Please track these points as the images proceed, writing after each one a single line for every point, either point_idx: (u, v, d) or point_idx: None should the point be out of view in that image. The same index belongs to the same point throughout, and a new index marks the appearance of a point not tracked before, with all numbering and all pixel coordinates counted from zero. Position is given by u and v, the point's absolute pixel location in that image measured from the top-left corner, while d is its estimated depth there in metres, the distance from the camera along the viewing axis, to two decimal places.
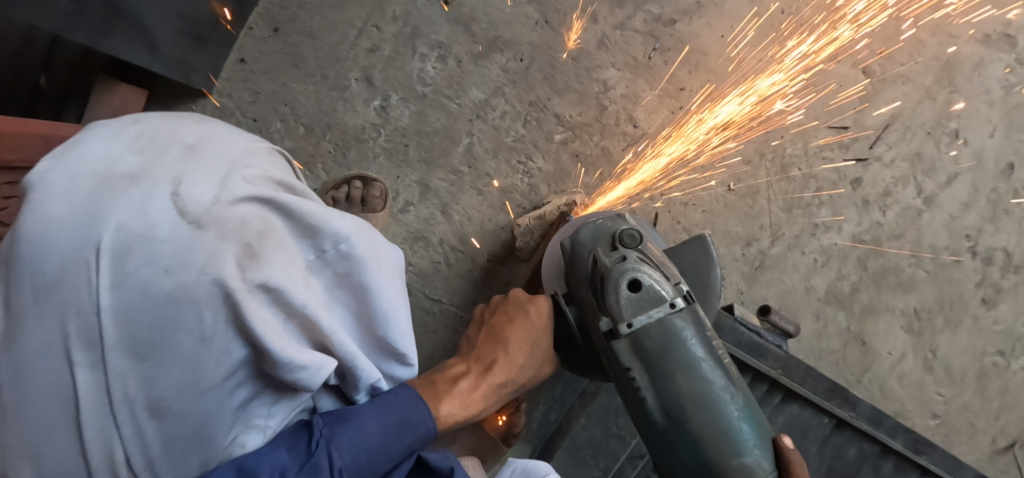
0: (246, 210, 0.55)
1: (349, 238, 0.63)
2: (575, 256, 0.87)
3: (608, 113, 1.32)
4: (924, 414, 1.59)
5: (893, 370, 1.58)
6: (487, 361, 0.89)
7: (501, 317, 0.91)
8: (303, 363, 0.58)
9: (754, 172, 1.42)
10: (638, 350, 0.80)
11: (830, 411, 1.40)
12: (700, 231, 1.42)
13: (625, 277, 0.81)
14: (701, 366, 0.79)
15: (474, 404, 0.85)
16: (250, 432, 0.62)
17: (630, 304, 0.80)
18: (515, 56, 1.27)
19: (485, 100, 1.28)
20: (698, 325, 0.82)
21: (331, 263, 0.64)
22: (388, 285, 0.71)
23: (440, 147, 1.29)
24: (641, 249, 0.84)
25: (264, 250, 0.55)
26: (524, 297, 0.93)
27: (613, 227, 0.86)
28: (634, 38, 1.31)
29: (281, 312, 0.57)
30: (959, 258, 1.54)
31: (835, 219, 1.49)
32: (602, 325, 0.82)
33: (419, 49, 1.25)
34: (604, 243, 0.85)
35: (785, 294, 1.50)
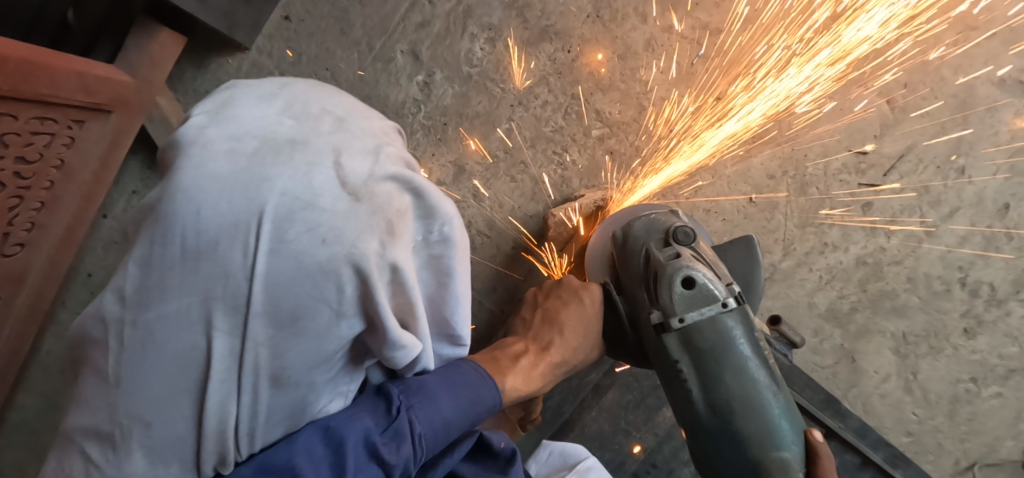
0: (388, 187, 0.68)
1: (452, 222, 0.74)
2: (634, 250, 0.98)
3: (646, 114, 1.34)
4: (899, 432, 1.69)
5: (877, 389, 1.66)
6: (543, 342, 1.04)
7: (558, 304, 1.06)
8: (404, 343, 0.70)
9: (775, 187, 1.46)
10: (687, 343, 0.92)
11: (820, 421, 1.47)
12: (718, 239, 1.46)
13: (681, 275, 0.91)
14: (742, 366, 0.91)
15: (535, 380, 0.99)
16: (336, 398, 0.75)
17: (683, 301, 0.92)
18: (563, 47, 1.28)
19: (528, 88, 1.28)
20: (744, 328, 0.93)
21: (431, 246, 0.74)
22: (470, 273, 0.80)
23: (479, 130, 1.29)
24: (695, 251, 0.95)
25: (397, 228, 0.67)
26: (577, 286, 1.06)
27: (667, 224, 0.97)
28: (680, 44, 1.33)
29: (395, 289, 0.68)
30: (949, 288, 1.62)
31: (843, 240, 1.55)
32: (654, 317, 0.94)
33: (469, 28, 1.24)
34: (661, 242, 0.96)
35: (788, 307, 1.57)
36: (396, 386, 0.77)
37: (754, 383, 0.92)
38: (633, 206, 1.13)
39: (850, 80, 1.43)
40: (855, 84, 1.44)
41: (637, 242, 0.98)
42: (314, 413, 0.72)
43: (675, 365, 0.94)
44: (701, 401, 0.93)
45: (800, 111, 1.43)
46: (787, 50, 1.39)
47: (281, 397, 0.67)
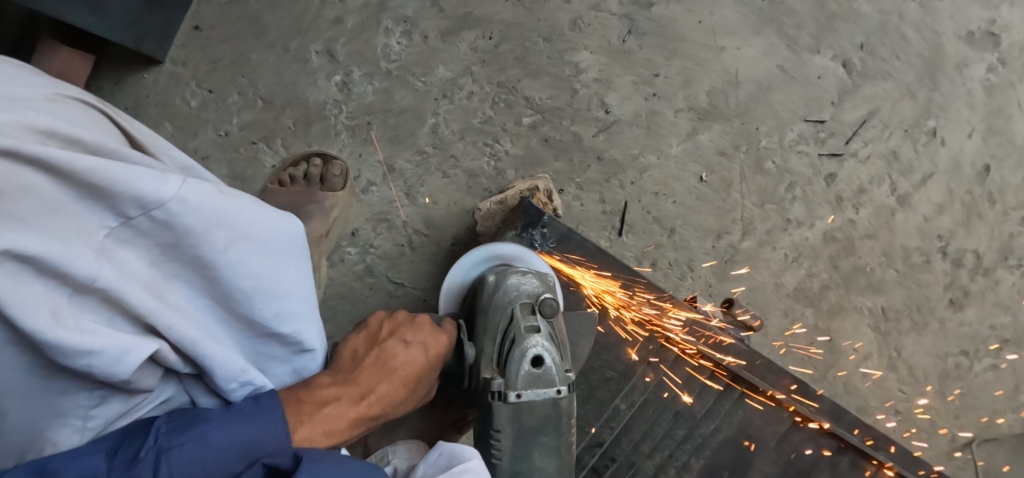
0: None
1: (144, 199, 0.59)
2: (497, 308, 0.99)
3: (580, 98, 1.29)
4: (887, 412, 1.59)
5: (858, 368, 1.58)
6: (365, 389, 0.87)
7: (397, 347, 0.92)
8: (92, 343, 0.58)
9: (728, 164, 1.39)
10: (516, 419, 0.95)
11: (792, 406, 1.39)
12: (673, 223, 1.40)
13: (532, 352, 0.95)
14: (554, 451, 0.98)
15: (343, 431, 0.83)
16: (64, 430, 0.65)
17: (527, 377, 0.95)
18: (484, 34, 1.23)
19: (452, 79, 1.24)
20: (571, 417, 0.99)
21: (152, 233, 0.62)
22: (224, 254, 0.67)
23: (406, 126, 1.25)
24: (552, 327, 0.99)
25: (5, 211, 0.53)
26: (421, 325, 0.97)
27: (539, 295, 1.00)
28: (610, 22, 1.27)
29: (61, 284, 0.57)
30: (929, 259, 1.53)
31: (807, 216, 1.47)
32: (494, 384, 0.95)
33: (384, 23, 1.20)
34: (524, 308, 0.99)
35: (754, 290, 1.49)
36: (168, 422, 0.68)
37: (554, 462, 0.98)
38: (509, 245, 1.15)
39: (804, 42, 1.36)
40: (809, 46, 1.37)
41: (503, 298, 0.99)
42: (32, 439, 0.63)
43: (496, 434, 0.96)
44: (503, 469, 0.96)
45: (748, 82, 1.36)
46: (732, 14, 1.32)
47: None
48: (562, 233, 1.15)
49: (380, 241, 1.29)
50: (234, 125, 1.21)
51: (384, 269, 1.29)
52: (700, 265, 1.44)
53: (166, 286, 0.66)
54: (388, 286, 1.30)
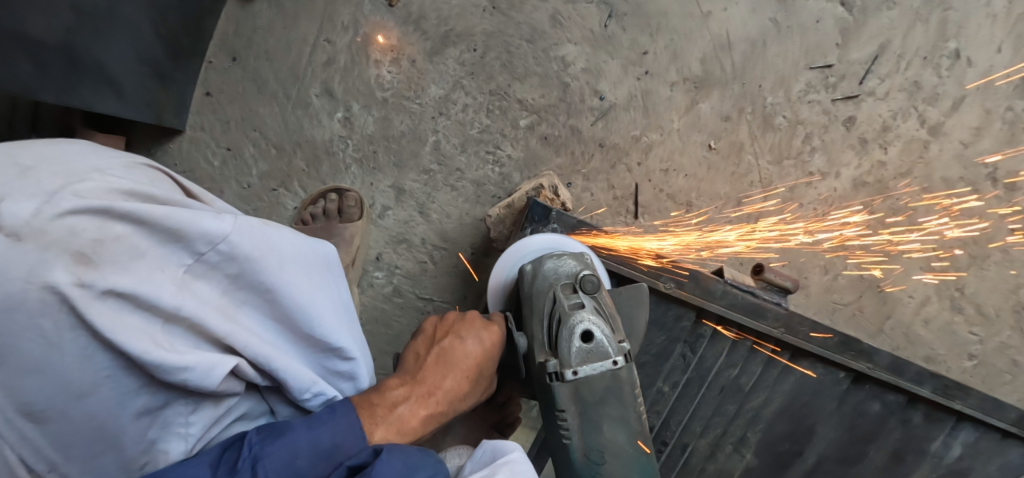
0: (75, 221, 0.57)
1: (215, 237, 0.64)
2: (536, 290, 0.91)
3: (572, 90, 1.30)
4: (961, 358, 1.50)
5: (919, 315, 1.51)
6: (432, 386, 0.84)
7: (455, 343, 0.87)
8: (184, 364, 0.62)
9: (735, 128, 1.37)
10: (577, 396, 0.88)
11: (844, 364, 1.35)
12: (687, 197, 1.39)
13: (582, 327, 0.87)
14: (623, 421, 0.88)
15: (417, 429, 0.80)
16: (171, 439, 0.67)
17: (580, 353, 0.87)
18: (468, 47, 1.26)
19: (445, 96, 1.28)
20: (633, 385, 0.90)
21: (221, 263, 0.66)
22: (280, 275, 0.71)
23: (409, 149, 1.30)
24: (598, 299, 0.91)
25: (102, 256, 0.58)
26: (474, 318, 0.91)
27: (576, 269, 0.92)
28: (589, 10, 1.27)
29: (154, 314, 0.62)
30: (977, 188, 1.45)
31: (831, 166, 1.43)
32: (548, 366, 0.87)
33: (373, 55, 1.25)
34: (565, 285, 0.91)
35: (788, 249, 1.44)
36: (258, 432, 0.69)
37: (624, 433, 0.88)
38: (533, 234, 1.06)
39: None
40: None
41: (540, 280, 0.91)
42: (140, 453, 0.65)
43: (561, 415, 0.88)
44: (575, 447, 0.89)
45: (743, 42, 1.34)
46: None
47: (55, 435, 0.60)
48: (574, 224, 1.12)
49: (402, 261, 1.35)
50: (254, 176, 1.30)
51: (409, 287, 1.35)
52: (725, 235, 1.41)
53: (237, 312, 0.69)
54: (418, 303, 1.35)
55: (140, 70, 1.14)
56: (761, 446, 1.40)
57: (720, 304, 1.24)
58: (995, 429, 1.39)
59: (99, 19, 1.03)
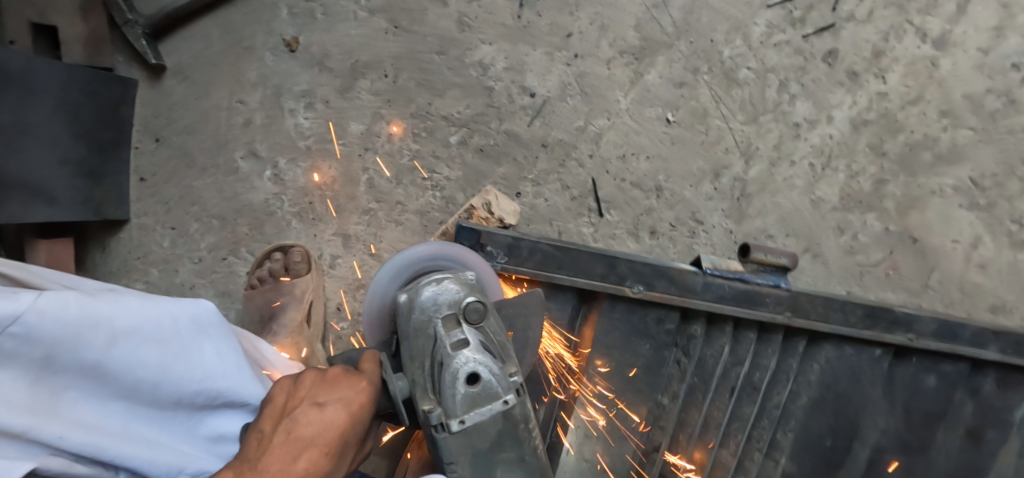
0: None
1: (8, 320, 0.54)
2: (416, 330, 0.82)
3: (498, 94, 1.19)
4: None
5: (970, 260, 1.35)
6: (283, 476, 0.67)
7: (312, 413, 0.73)
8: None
9: (693, 92, 1.20)
10: (467, 446, 0.81)
11: (879, 340, 1.15)
12: (654, 181, 1.24)
13: (466, 370, 0.80)
14: (517, 459, 0.84)
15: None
16: None
17: (466, 399, 0.80)
18: (380, 75, 1.17)
19: (368, 130, 1.19)
20: (526, 420, 0.85)
21: (18, 348, 0.56)
22: (108, 351, 0.61)
23: (346, 192, 1.22)
24: (484, 335, 0.84)
25: None
26: (333, 378, 0.77)
27: (461, 299, 0.83)
28: (496, 4, 1.16)
29: None
30: (1013, 96, 1.27)
31: (819, 110, 1.23)
32: (430, 416, 0.79)
33: (287, 105, 1.18)
34: (449, 322, 0.83)
35: (787, 218, 1.28)
36: None
37: (522, 472, 0.85)
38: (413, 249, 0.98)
39: None
40: None
41: (420, 316, 0.82)
42: None
43: (449, 467, 0.81)
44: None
45: None
46: None
47: None
48: (509, 242, 1.01)
49: None
50: (203, 250, 1.24)
51: None
52: (707, 214, 1.26)
53: (56, 403, 0.60)
54: None
55: (67, 172, 1.08)
56: (797, 449, 1.21)
57: (705, 299, 1.07)
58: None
59: (16, 130, 0.99)
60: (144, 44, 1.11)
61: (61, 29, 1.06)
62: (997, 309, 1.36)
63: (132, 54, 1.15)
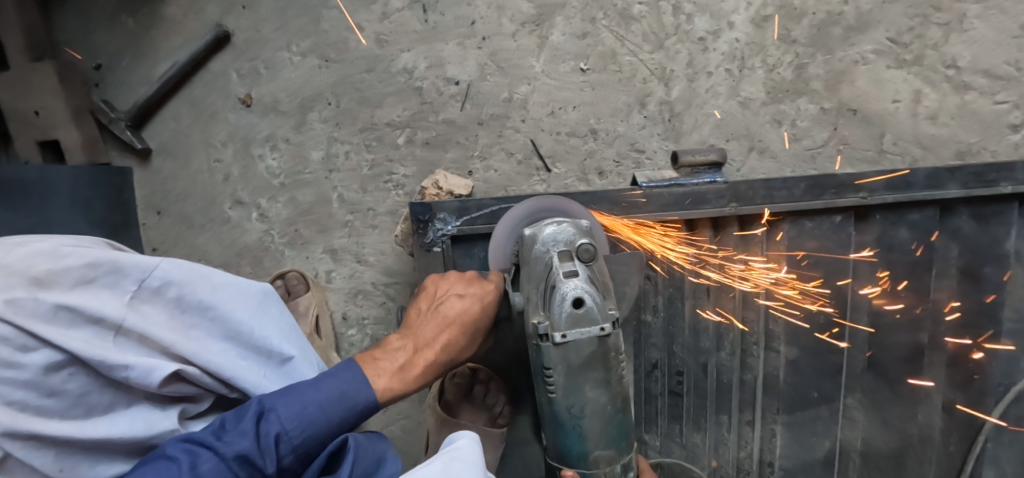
0: (32, 259, 0.72)
1: (154, 267, 0.79)
2: (537, 257, 1.00)
3: (427, 90, 1.32)
4: (1002, 133, 1.36)
5: (917, 116, 1.36)
6: (429, 340, 0.97)
7: (454, 302, 0.98)
8: (123, 365, 0.74)
9: (598, 38, 1.31)
10: (564, 357, 0.96)
11: (833, 206, 1.20)
12: (587, 126, 1.34)
13: (573, 294, 0.95)
14: (604, 383, 0.97)
15: (410, 382, 0.93)
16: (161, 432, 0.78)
17: (569, 318, 0.94)
18: (325, 104, 1.32)
19: (327, 154, 1.34)
20: (619, 351, 0.98)
21: (159, 290, 0.79)
22: (217, 297, 0.82)
23: (324, 212, 1.37)
24: (591, 271, 0.98)
25: (52, 282, 0.73)
26: (472, 279, 1.02)
27: (574, 238, 0.99)
28: (405, 16, 1.30)
29: (102, 328, 0.75)
30: None
31: (717, 21, 1.32)
32: (538, 327, 0.96)
33: (255, 151, 1.34)
34: (563, 255, 0.98)
35: (722, 124, 1.35)
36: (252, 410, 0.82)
37: (606, 395, 0.97)
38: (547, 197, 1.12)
39: None
40: None
41: (541, 248, 1.00)
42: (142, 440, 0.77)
43: (547, 372, 0.97)
44: (560, 404, 0.97)
45: None
46: None
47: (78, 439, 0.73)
48: (456, 206, 1.15)
49: (368, 311, 1.41)
50: None
51: (385, 329, 1.41)
52: (646, 141, 1.35)
53: (189, 332, 0.81)
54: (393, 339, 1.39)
55: None
56: (791, 333, 1.28)
57: (651, 209, 1.17)
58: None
59: (39, 227, 1.18)
60: (130, 135, 1.31)
61: (64, 141, 1.25)
62: (963, 154, 1.37)
63: (122, 146, 1.34)
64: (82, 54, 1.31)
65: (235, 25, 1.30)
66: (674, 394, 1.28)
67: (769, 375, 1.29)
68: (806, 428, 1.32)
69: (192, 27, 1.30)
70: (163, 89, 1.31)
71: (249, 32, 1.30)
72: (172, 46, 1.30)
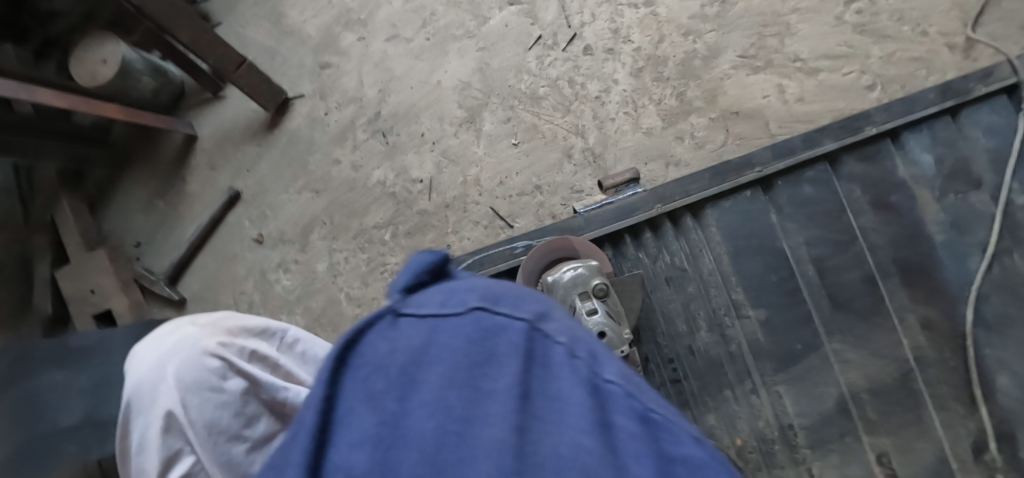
0: (227, 321, 0.90)
1: (292, 328, 1.00)
2: (561, 300, 1.13)
3: (398, 192, 1.64)
4: (863, 95, 1.64)
5: (788, 102, 1.65)
6: None
7: None
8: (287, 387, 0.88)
9: (519, 120, 1.66)
10: None
11: (740, 184, 1.43)
12: (531, 183, 1.63)
13: (595, 329, 1.08)
14: None
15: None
16: None
17: None
18: (321, 225, 1.63)
19: (330, 263, 1.61)
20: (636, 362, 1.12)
21: (292, 347, 0.98)
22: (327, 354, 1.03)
23: (336, 312, 1.59)
24: (607, 305, 1.12)
25: (240, 332, 0.89)
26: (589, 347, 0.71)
27: (590, 282, 1.13)
28: (368, 144, 1.66)
29: (268, 367, 0.90)
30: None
31: (606, 81, 1.67)
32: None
33: (272, 277, 1.61)
34: (582, 295, 1.12)
35: (639, 150, 1.64)
36: None
37: None
38: (558, 238, 1.30)
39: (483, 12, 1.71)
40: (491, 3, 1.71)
41: (563, 292, 1.13)
42: None
43: None
44: None
45: (485, 63, 1.69)
46: (430, 37, 1.71)
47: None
48: None
49: None
50: None
51: None
52: (583, 181, 1.62)
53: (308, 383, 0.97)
54: None
55: None
56: (753, 297, 1.41)
57: (593, 227, 1.37)
58: (900, 125, 1.46)
59: None
60: (168, 290, 1.59)
61: (115, 308, 1.51)
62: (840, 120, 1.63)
63: (160, 302, 1.61)
64: (125, 237, 1.65)
65: (242, 186, 1.66)
66: (675, 381, 1.38)
67: (751, 340, 1.39)
68: (805, 380, 1.39)
69: (210, 196, 1.66)
70: (193, 247, 1.62)
71: (254, 187, 1.65)
72: (195, 214, 1.65)
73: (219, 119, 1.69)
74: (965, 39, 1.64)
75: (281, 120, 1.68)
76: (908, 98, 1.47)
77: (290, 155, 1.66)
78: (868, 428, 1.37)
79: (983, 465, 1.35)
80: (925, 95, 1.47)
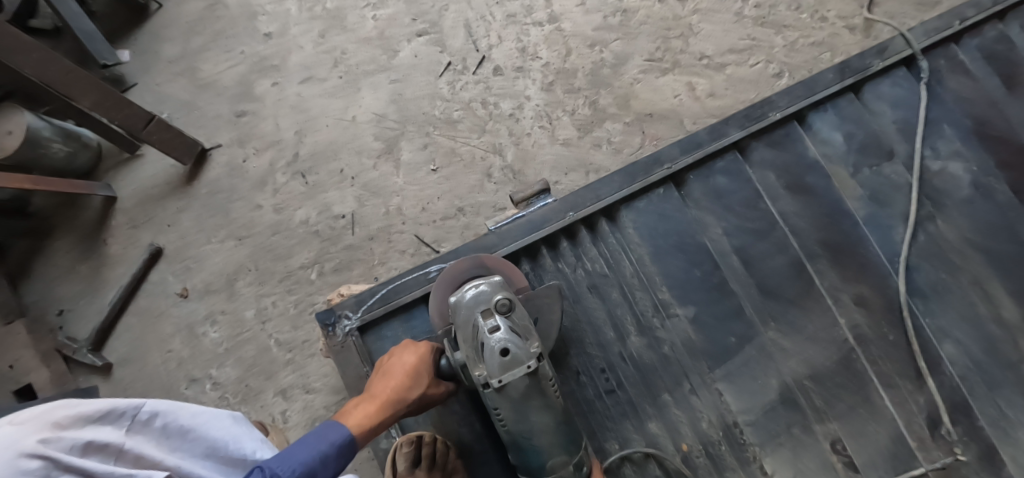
0: (61, 410, 0.77)
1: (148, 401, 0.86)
2: (464, 320, 1.08)
3: (321, 230, 1.62)
4: (772, 83, 1.66)
5: (700, 99, 1.67)
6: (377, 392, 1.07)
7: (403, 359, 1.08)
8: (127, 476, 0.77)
9: (437, 146, 1.66)
10: (506, 396, 1.04)
11: (652, 182, 1.42)
12: (455, 207, 1.62)
13: (498, 345, 1.02)
14: (546, 405, 1.05)
15: (373, 421, 1.05)
16: None
17: (500, 365, 1.02)
18: (246, 271, 1.61)
19: (258, 309, 1.58)
20: (548, 377, 1.06)
21: (147, 422, 0.85)
22: (195, 419, 0.90)
23: (267, 358, 1.55)
24: (511, 321, 1.06)
25: (76, 419, 0.78)
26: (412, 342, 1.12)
27: (494, 297, 1.08)
28: (288, 186, 1.65)
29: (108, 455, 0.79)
30: (624, 9, 1.74)
31: (519, 99, 1.69)
32: (478, 378, 1.03)
33: (200, 331, 1.58)
34: (485, 313, 1.06)
35: (558, 162, 1.64)
36: None
37: (550, 414, 1.06)
38: (470, 259, 1.28)
39: (393, 46, 1.74)
40: (399, 37, 1.75)
41: (465, 311, 1.08)
42: None
43: (498, 412, 1.05)
44: (511, 430, 1.06)
45: (399, 95, 1.71)
46: (342, 76, 1.73)
47: None
48: (353, 301, 1.30)
49: None
50: None
51: None
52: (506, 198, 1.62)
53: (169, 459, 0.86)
54: None
55: None
56: (680, 294, 1.38)
57: (507, 241, 1.35)
58: (805, 108, 1.47)
59: None
60: (91, 356, 1.55)
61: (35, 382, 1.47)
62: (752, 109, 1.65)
63: (86, 369, 1.57)
64: (47, 306, 1.62)
65: (164, 242, 1.64)
66: (609, 392, 1.32)
67: (683, 338, 1.36)
68: (743, 374, 1.34)
69: (131, 255, 1.64)
70: (115, 309, 1.59)
71: (177, 241, 1.64)
72: (117, 274, 1.63)
73: (139, 177, 1.70)
74: (863, 20, 1.67)
75: (200, 172, 1.68)
76: (808, 81, 1.48)
77: (211, 206, 1.65)
78: (815, 416, 1.32)
79: (941, 441, 1.28)
80: (825, 75, 1.48)
